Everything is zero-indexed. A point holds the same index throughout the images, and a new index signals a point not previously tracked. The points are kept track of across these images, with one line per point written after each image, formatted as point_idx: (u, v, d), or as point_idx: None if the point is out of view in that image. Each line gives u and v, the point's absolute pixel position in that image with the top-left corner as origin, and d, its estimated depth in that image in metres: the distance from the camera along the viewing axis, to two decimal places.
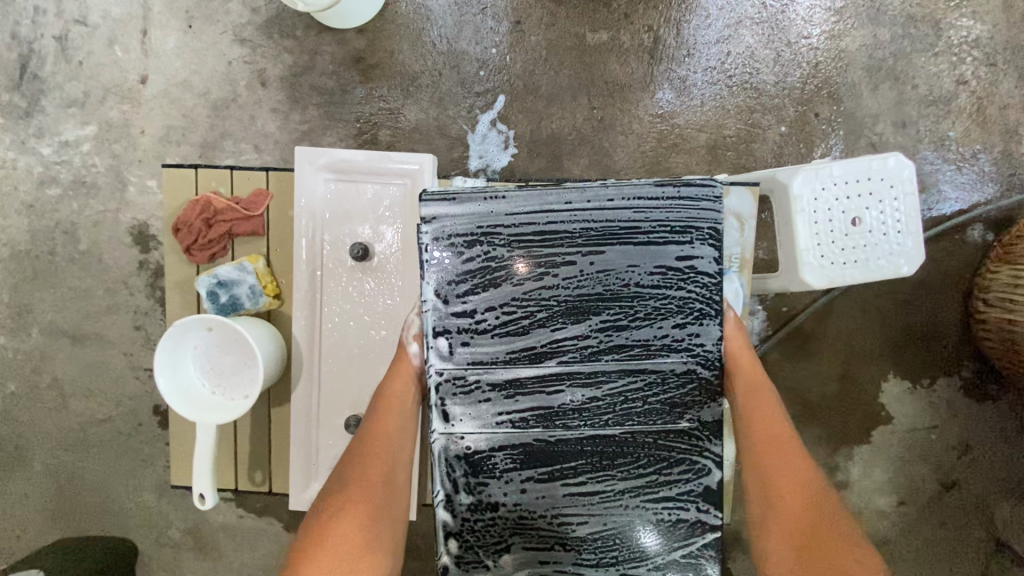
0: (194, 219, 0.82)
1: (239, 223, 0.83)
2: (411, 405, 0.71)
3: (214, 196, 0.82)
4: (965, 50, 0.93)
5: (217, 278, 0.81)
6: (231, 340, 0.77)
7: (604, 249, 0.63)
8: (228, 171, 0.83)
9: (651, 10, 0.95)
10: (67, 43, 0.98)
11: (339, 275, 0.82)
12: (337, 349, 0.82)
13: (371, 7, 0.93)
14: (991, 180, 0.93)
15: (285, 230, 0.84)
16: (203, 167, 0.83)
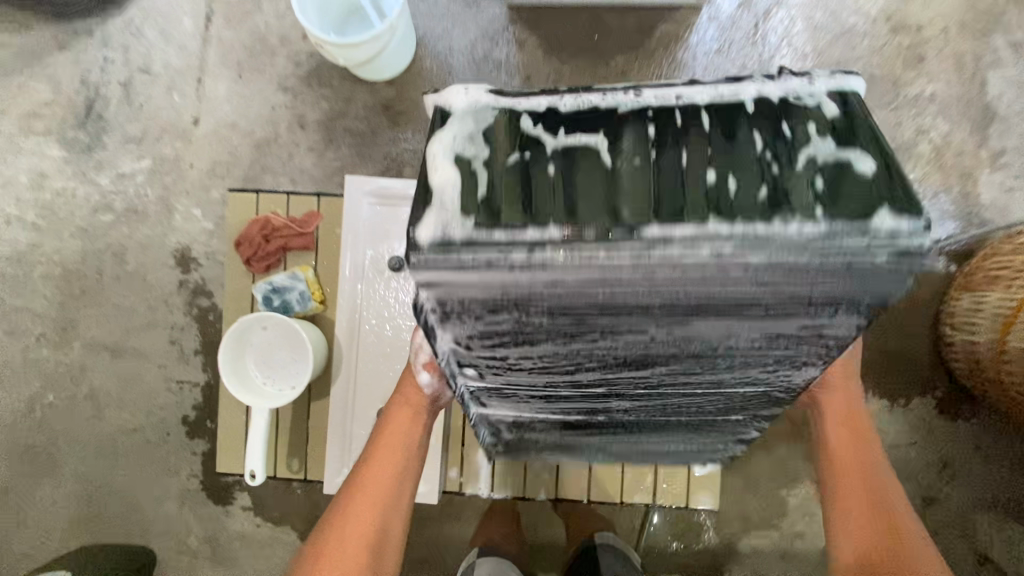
0: (255, 235, 1.01)
1: (294, 238, 1.01)
2: (413, 429, 0.68)
3: (272, 217, 1.02)
4: (921, 106, 1.06)
5: (272, 285, 0.98)
6: (285, 338, 0.85)
7: (692, 322, 0.50)
8: (286, 198, 1.04)
9: (645, 68, 1.08)
10: (131, 89, 1.10)
11: (377, 284, 0.95)
12: (374, 345, 0.95)
13: (401, 62, 1.06)
14: (951, 217, 1.04)
15: (331, 246, 1.02)
16: (264, 194, 1.05)
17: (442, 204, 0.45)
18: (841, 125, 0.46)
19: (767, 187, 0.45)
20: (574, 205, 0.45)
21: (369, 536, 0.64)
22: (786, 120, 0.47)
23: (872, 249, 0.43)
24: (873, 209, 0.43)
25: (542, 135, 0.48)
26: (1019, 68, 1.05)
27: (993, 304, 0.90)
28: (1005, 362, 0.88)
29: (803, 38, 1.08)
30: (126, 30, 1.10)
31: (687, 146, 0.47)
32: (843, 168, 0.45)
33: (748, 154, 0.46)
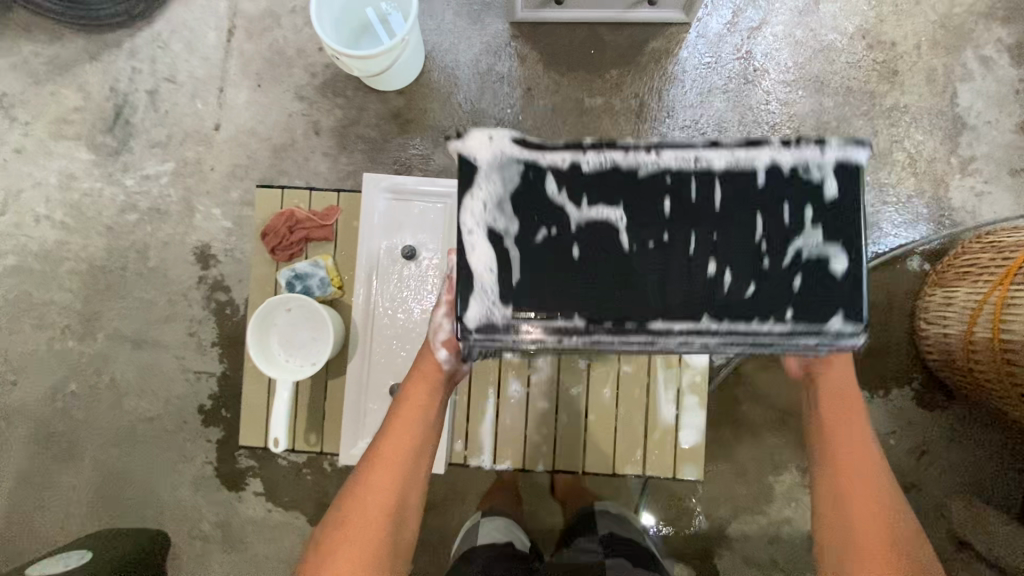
0: (280, 227, 0.85)
1: (316, 230, 0.86)
2: (431, 403, 0.70)
3: (297, 209, 0.86)
4: (895, 116, 1.14)
5: (294, 271, 0.85)
6: (315, 322, 0.79)
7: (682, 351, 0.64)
8: (308, 191, 0.87)
9: (637, 81, 1.16)
10: (157, 96, 1.18)
11: (392, 273, 0.83)
12: (388, 328, 0.83)
13: (410, 74, 1.14)
14: (924, 220, 1.11)
15: (352, 240, 0.87)
16: (290, 189, 0.87)
17: (485, 292, 0.58)
18: (831, 214, 0.57)
19: (756, 282, 0.57)
20: (599, 292, 0.57)
21: (390, 505, 0.67)
22: (787, 202, 0.58)
23: (823, 341, 0.57)
24: (828, 312, 0.56)
25: (566, 203, 0.59)
26: (987, 82, 1.13)
27: (962, 296, 0.96)
28: (973, 350, 0.93)
29: (785, 54, 1.16)
30: (153, 42, 1.18)
31: (694, 231, 0.58)
32: (822, 262, 0.57)
33: (746, 242, 0.58)
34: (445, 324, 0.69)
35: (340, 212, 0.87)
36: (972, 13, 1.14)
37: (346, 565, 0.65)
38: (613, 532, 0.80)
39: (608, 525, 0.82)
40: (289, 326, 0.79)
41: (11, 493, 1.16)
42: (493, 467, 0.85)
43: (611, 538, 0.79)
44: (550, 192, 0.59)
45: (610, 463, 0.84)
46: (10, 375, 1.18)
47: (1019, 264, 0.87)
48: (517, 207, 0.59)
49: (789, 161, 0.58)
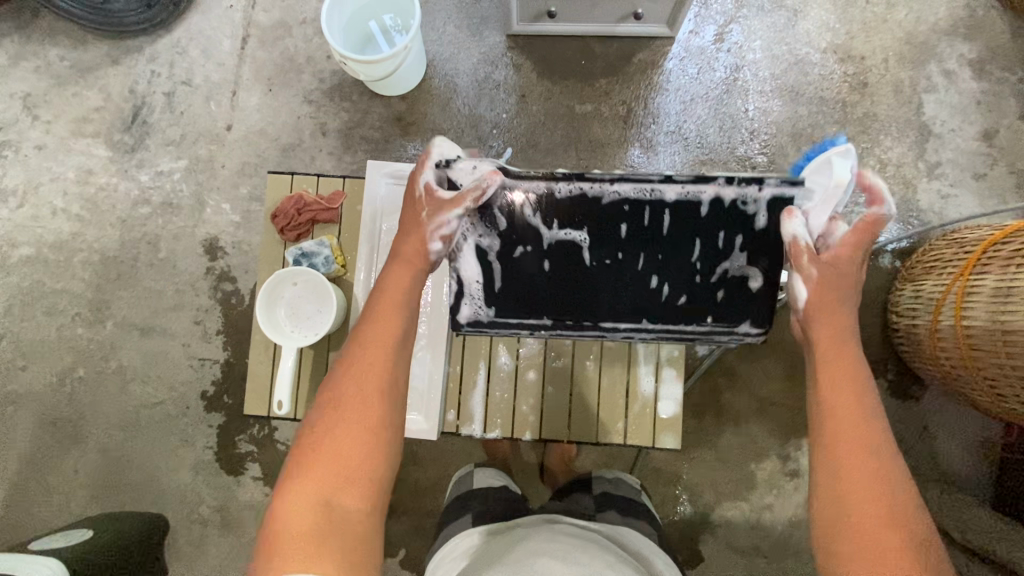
0: (290, 209, 0.91)
1: (323, 212, 0.92)
2: (415, 283, 0.77)
3: (305, 193, 0.92)
4: (867, 124, 1.22)
5: (301, 250, 0.89)
6: (321, 301, 0.85)
7: None
8: (315, 177, 0.93)
9: (625, 89, 1.24)
10: (173, 98, 1.25)
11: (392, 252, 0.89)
12: None
13: (413, 80, 1.21)
14: (893, 220, 1.18)
15: (355, 221, 0.92)
16: (300, 175, 0.93)
17: (472, 297, 0.80)
18: (756, 239, 0.77)
19: (688, 294, 0.78)
20: (567, 297, 0.79)
21: (384, 379, 0.69)
22: (721, 231, 0.77)
23: (735, 337, 0.79)
24: (740, 319, 0.78)
25: (541, 225, 0.79)
26: (951, 94, 1.21)
27: (929, 289, 1.01)
28: (939, 338, 0.99)
29: (763, 66, 1.24)
30: (171, 48, 1.26)
31: (643, 251, 0.78)
32: (743, 279, 0.78)
33: (685, 260, 0.78)
34: (451, 223, 0.77)
35: (345, 197, 0.93)
36: (936, 31, 1.22)
37: (347, 438, 0.65)
38: (607, 492, 0.89)
39: (602, 485, 0.91)
40: (297, 295, 0.85)
41: (17, 475, 1.20)
42: (484, 435, 0.90)
43: (605, 498, 0.88)
44: (528, 217, 0.79)
45: (594, 432, 0.89)
46: (19, 360, 1.22)
47: (978, 256, 0.93)
48: (501, 230, 0.79)
49: (728, 198, 0.76)
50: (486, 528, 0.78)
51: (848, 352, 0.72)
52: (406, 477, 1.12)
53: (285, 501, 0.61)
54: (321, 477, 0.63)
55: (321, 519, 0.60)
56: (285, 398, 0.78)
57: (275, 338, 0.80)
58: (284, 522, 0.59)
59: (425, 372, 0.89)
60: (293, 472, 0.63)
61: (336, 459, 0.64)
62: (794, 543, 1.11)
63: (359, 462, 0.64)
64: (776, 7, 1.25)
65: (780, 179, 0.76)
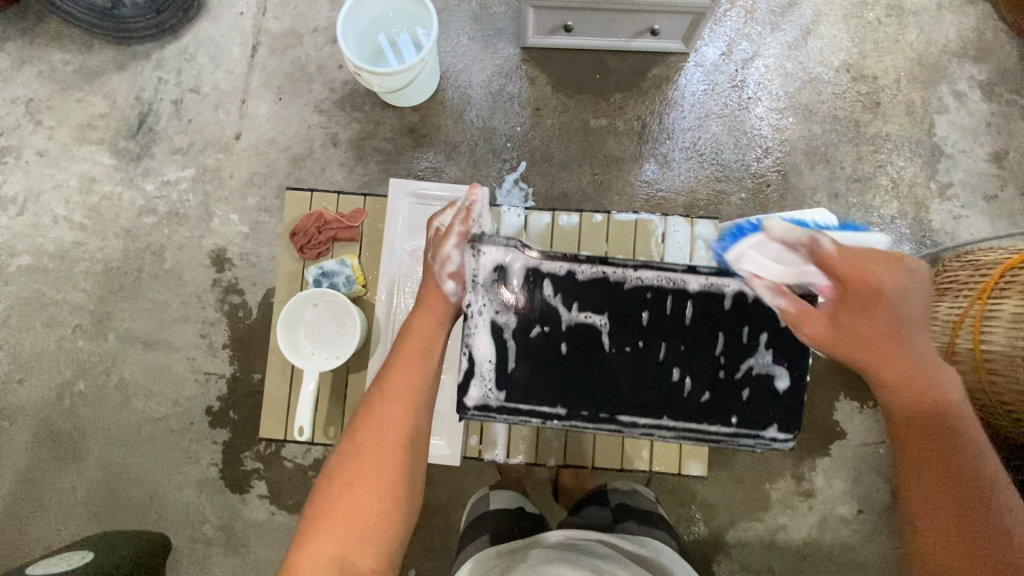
0: (309, 227, 0.89)
1: (344, 231, 0.90)
2: (439, 331, 0.75)
3: (325, 210, 0.90)
4: (881, 143, 1.22)
5: (321, 269, 0.88)
6: (340, 325, 0.83)
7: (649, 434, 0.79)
8: (335, 193, 0.91)
9: (639, 104, 1.23)
10: (181, 106, 1.22)
11: (413, 274, 0.88)
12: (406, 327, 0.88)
13: (427, 92, 1.20)
14: (907, 240, 1.19)
15: (376, 241, 0.91)
16: (319, 191, 0.91)
17: (481, 376, 0.73)
18: (781, 335, 0.73)
19: (711, 390, 0.73)
20: (583, 383, 0.74)
21: (406, 431, 0.68)
22: (745, 325, 0.74)
23: (761, 443, 0.73)
24: (767, 421, 0.72)
25: (560, 305, 0.75)
26: (962, 115, 1.22)
27: (943, 311, 1.01)
28: (955, 361, 0.98)
29: (776, 84, 1.24)
30: (179, 55, 1.23)
31: (664, 341, 0.74)
32: (769, 377, 0.73)
33: (708, 354, 0.74)
34: (452, 258, 0.77)
35: (366, 216, 0.91)
36: (946, 52, 1.23)
37: (365, 495, 0.63)
38: (624, 502, 0.91)
39: (618, 496, 0.93)
40: (319, 315, 0.83)
41: (13, 493, 1.16)
42: (507, 460, 0.90)
43: (622, 508, 0.90)
44: (548, 296, 0.75)
45: (620, 458, 0.89)
46: (17, 373, 1.18)
47: (995, 281, 0.93)
48: (519, 308, 0.74)
49: (751, 292, 0.73)
50: (501, 547, 0.78)
51: (905, 354, 0.68)
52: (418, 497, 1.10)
53: (298, 556, 0.60)
54: (336, 532, 0.61)
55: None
56: (306, 424, 0.77)
57: (291, 354, 0.80)
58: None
59: (448, 396, 0.90)
60: (309, 523, 0.63)
61: (350, 516, 0.62)
62: (809, 565, 1.10)
63: (373, 522, 0.62)
64: (789, 26, 1.25)
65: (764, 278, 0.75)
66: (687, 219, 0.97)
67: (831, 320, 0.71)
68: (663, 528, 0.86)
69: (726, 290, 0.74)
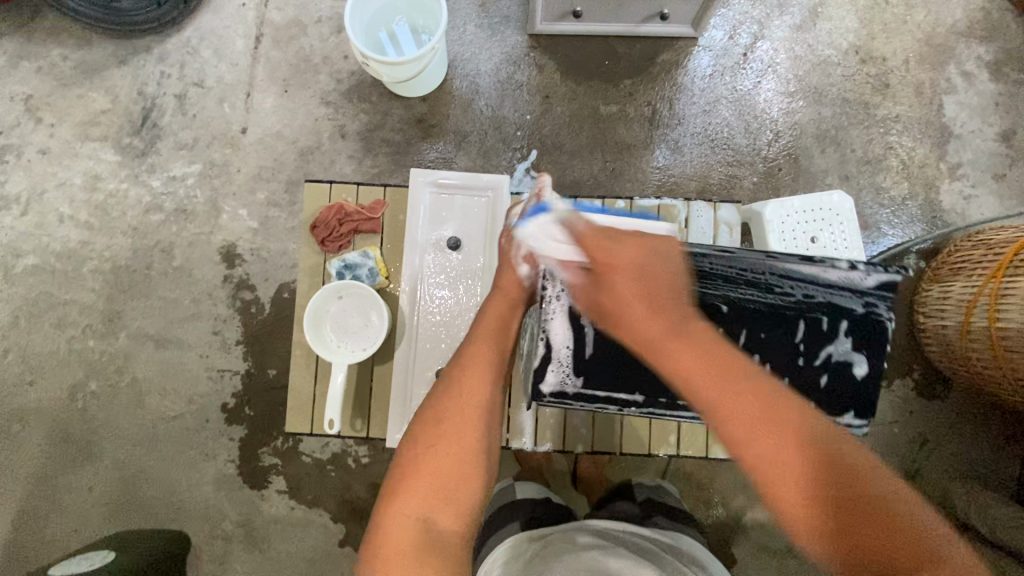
0: (330, 219, 0.90)
1: (365, 222, 0.91)
2: (513, 314, 0.78)
3: (345, 203, 0.91)
4: (890, 125, 1.22)
5: (343, 261, 0.90)
6: (365, 316, 0.85)
7: None
8: (355, 185, 0.92)
9: (649, 90, 1.23)
10: (185, 101, 1.20)
11: (436, 262, 0.90)
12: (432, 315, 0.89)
13: (435, 81, 1.18)
14: (918, 221, 1.20)
15: (398, 231, 0.92)
16: (338, 182, 0.92)
17: (558, 361, 0.75)
18: (860, 325, 0.76)
19: (790, 375, 0.75)
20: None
21: (486, 398, 0.69)
22: (825, 314, 0.76)
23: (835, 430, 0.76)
24: (843, 409, 0.76)
25: None
26: (970, 95, 1.22)
27: (957, 291, 1.01)
28: (970, 339, 0.99)
29: (785, 67, 1.24)
30: (182, 48, 1.21)
31: (745, 329, 0.75)
32: (846, 365, 0.75)
33: (789, 341, 0.75)
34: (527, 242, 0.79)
35: (386, 206, 0.92)
36: (954, 32, 1.23)
37: (447, 457, 0.64)
38: (651, 497, 0.90)
39: (644, 491, 0.92)
40: (345, 306, 0.85)
41: (29, 495, 1.15)
42: (535, 448, 0.93)
43: (648, 501, 0.89)
44: None
45: (646, 445, 0.94)
46: (28, 375, 1.17)
47: (1009, 260, 0.94)
48: None
49: (830, 280, 0.77)
50: (532, 533, 0.78)
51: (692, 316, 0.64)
52: None
53: (387, 511, 0.62)
54: (422, 491, 0.62)
55: (419, 535, 0.60)
56: (337, 417, 0.78)
57: (314, 339, 0.81)
58: (387, 535, 0.60)
59: None
60: (396, 483, 0.64)
61: (436, 475, 0.63)
62: None
63: (458, 481, 0.63)
64: (797, 8, 1.24)
65: (845, 263, 0.77)
66: (710, 204, 0.99)
67: (595, 292, 0.70)
68: (690, 525, 0.85)
69: (804, 276, 0.77)
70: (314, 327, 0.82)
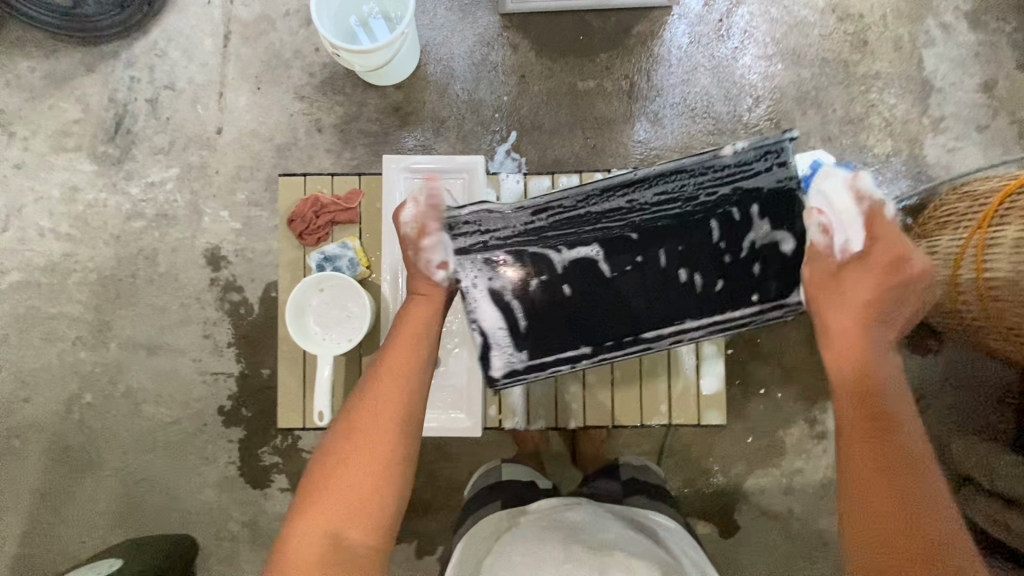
0: (306, 212, 0.91)
1: (341, 213, 0.92)
2: (438, 310, 0.81)
3: (320, 195, 0.92)
4: (871, 83, 1.21)
5: (323, 254, 0.90)
6: (348, 306, 0.85)
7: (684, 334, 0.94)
8: (330, 176, 0.93)
9: (626, 63, 1.21)
10: (158, 105, 1.19)
11: None
12: None
13: (407, 68, 1.16)
14: (903, 177, 1.19)
15: (376, 218, 0.92)
16: (313, 174, 0.93)
17: (498, 346, 0.86)
18: (771, 206, 0.84)
19: (721, 277, 0.85)
20: (596, 322, 0.86)
21: (400, 408, 0.70)
22: (730, 207, 0.85)
23: (785, 308, 0.85)
24: (784, 288, 0.84)
25: (551, 252, 0.86)
26: (950, 47, 1.21)
27: (942, 245, 1.00)
28: (959, 292, 0.98)
29: (762, 31, 1.22)
30: (150, 51, 1.19)
31: (662, 250, 0.86)
32: (772, 245, 0.84)
33: (707, 246, 0.85)
34: (434, 253, 0.84)
35: (362, 195, 0.93)
36: None
37: (357, 470, 0.66)
38: (634, 477, 0.89)
39: (629, 471, 0.91)
40: (327, 297, 0.85)
41: (34, 509, 1.16)
42: (527, 427, 0.95)
43: (632, 482, 0.88)
44: (536, 250, 0.86)
45: (639, 415, 0.94)
46: (22, 392, 1.17)
47: (995, 209, 0.93)
48: (511, 265, 0.86)
49: (725, 170, 0.84)
50: (511, 509, 0.79)
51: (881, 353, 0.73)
52: (438, 475, 1.11)
53: (296, 530, 0.63)
54: (334, 508, 0.64)
55: (327, 552, 0.61)
56: (325, 410, 0.81)
57: (299, 330, 0.83)
58: (292, 554, 0.61)
59: (463, 369, 0.93)
60: (305, 499, 0.65)
61: (343, 490, 0.64)
62: (829, 503, 1.12)
63: (372, 499, 0.65)
64: None
65: (734, 146, 0.84)
66: None
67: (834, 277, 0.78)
68: (672, 505, 0.84)
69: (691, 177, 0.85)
70: (299, 318, 0.83)
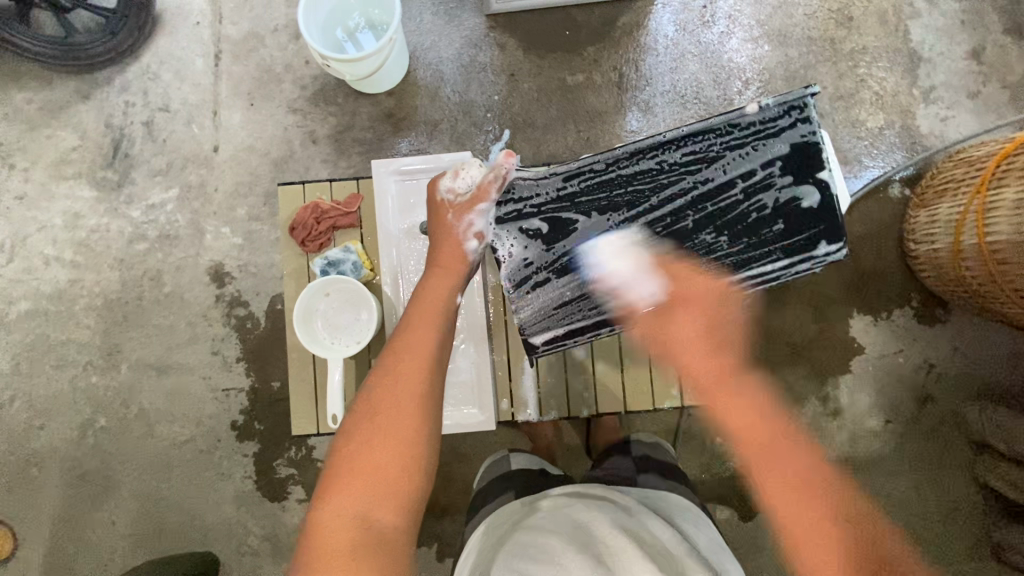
0: (307, 219, 0.92)
1: (342, 218, 0.92)
2: (451, 293, 0.82)
3: (320, 201, 0.93)
4: (859, 58, 1.21)
5: (326, 259, 0.91)
6: (354, 309, 0.86)
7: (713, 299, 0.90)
8: (328, 182, 0.94)
9: (613, 55, 1.22)
10: (153, 127, 1.20)
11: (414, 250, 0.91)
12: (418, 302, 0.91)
13: (397, 75, 1.18)
14: (898, 148, 1.19)
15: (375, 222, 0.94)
16: (311, 181, 0.94)
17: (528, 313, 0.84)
18: (796, 160, 0.79)
19: (746, 238, 0.80)
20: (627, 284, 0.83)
21: (421, 386, 0.70)
22: (754, 165, 0.80)
23: (814, 263, 0.79)
24: (813, 242, 0.78)
25: (579, 216, 0.84)
26: (935, 16, 1.21)
27: (944, 212, 1.01)
28: (962, 257, 0.98)
29: (746, 14, 1.23)
30: (143, 75, 1.21)
31: (689, 211, 0.81)
32: (796, 202, 0.78)
33: (732, 206, 0.80)
34: (477, 221, 0.85)
35: (361, 199, 0.94)
36: None
37: (380, 449, 0.66)
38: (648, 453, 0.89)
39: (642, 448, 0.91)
40: (332, 303, 0.86)
41: (54, 536, 1.16)
42: (539, 418, 0.96)
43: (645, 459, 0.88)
44: (567, 215, 0.84)
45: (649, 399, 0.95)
46: (36, 419, 1.17)
47: (992, 171, 0.93)
48: (543, 234, 0.84)
49: (747, 128, 0.80)
50: (526, 498, 0.78)
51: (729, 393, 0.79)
52: (454, 475, 1.11)
53: (321, 512, 0.63)
54: (359, 489, 0.64)
55: (358, 534, 0.61)
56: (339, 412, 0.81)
57: (308, 338, 0.83)
58: (323, 537, 0.61)
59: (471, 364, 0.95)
60: (329, 483, 0.65)
61: (370, 471, 0.64)
62: None
63: (396, 479, 0.64)
64: None
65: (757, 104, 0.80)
66: None
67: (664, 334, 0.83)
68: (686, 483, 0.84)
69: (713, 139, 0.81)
70: (306, 326, 0.84)
